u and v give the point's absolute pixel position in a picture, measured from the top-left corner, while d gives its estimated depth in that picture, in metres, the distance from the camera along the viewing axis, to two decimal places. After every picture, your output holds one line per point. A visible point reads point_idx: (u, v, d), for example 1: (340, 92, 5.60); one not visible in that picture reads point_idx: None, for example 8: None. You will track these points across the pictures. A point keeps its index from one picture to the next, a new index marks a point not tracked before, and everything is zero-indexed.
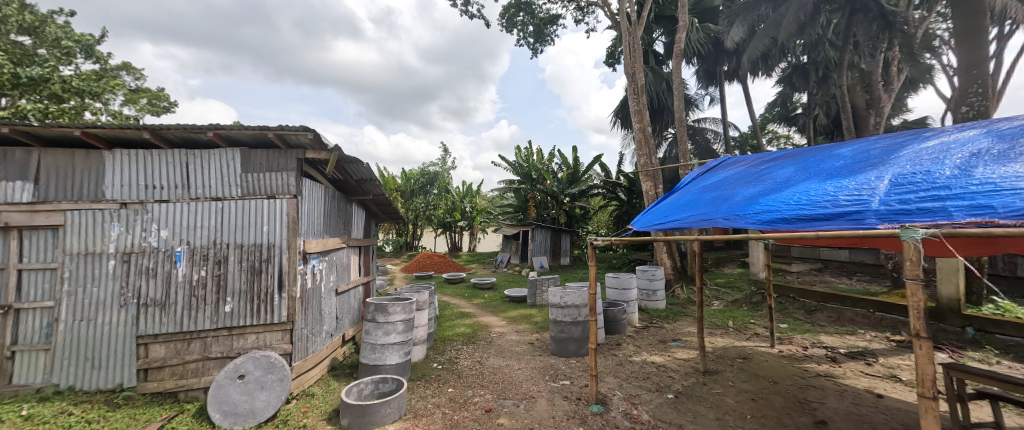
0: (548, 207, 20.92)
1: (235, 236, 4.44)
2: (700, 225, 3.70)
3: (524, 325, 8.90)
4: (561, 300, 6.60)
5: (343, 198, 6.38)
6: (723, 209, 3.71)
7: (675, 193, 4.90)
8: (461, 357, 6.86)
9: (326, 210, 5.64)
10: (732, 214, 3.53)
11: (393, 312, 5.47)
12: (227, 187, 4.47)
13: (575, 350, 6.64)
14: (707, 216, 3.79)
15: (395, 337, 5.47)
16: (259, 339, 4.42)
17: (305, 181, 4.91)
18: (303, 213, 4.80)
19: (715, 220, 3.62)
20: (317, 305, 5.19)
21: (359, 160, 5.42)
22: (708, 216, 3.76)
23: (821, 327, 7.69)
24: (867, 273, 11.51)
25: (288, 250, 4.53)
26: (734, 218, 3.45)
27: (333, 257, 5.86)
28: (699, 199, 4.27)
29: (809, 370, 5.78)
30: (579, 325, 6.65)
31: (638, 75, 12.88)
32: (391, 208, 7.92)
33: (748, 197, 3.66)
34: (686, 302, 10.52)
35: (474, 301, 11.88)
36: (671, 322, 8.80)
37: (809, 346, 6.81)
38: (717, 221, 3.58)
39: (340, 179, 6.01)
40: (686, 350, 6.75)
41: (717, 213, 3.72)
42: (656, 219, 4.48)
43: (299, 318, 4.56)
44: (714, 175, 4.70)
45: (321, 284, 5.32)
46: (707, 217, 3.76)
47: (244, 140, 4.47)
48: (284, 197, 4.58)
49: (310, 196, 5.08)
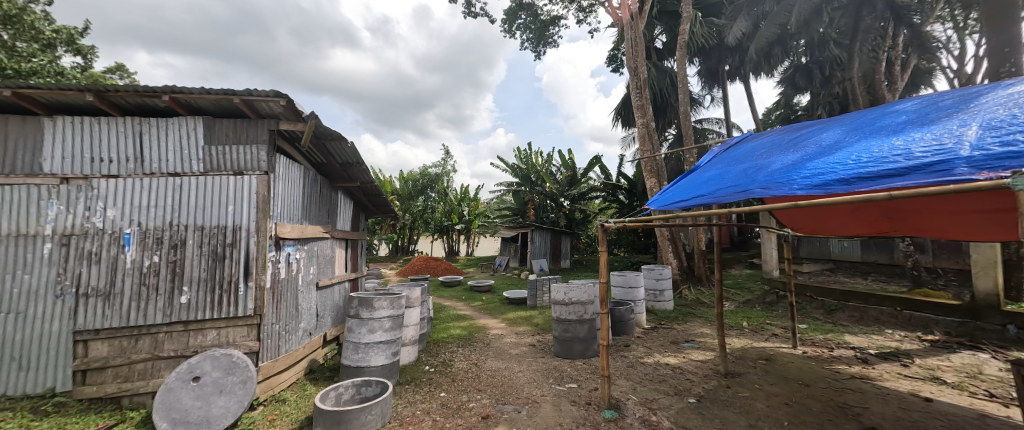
0: (547, 210, 20.48)
1: (195, 217, 3.87)
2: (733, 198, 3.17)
3: (524, 327, 8.30)
4: (565, 297, 6.06)
5: (327, 184, 5.83)
6: (759, 178, 3.20)
7: (696, 170, 4.39)
8: (456, 359, 6.28)
9: (306, 194, 5.10)
10: (772, 182, 3.01)
11: (379, 307, 4.91)
12: (186, 162, 3.90)
13: (581, 351, 6.05)
14: (740, 188, 3.27)
15: (381, 335, 4.89)
16: (220, 336, 3.82)
17: (280, 157, 4.37)
18: (276, 194, 4.25)
19: (750, 191, 3.10)
20: (292, 299, 4.62)
21: (342, 138, 4.89)
22: (741, 188, 3.25)
23: (844, 326, 7.14)
24: (882, 273, 11.02)
25: (256, 233, 3.97)
26: (776, 186, 2.93)
27: (314, 248, 5.29)
28: (727, 171, 3.76)
29: (840, 372, 5.22)
30: (585, 324, 6.08)
31: (640, 70, 12.46)
32: (381, 199, 7.40)
33: (791, 162, 3.13)
34: (695, 303, 9.96)
35: (471, 303, 11.30)
36: (681, 323, 8.24)
37: (835, 347, 6.25)
38: (754, 191, 3.07)
39: (323, 161, 5.48)
40: (702, 351, 6.17)
41: (752, 182, 3.20)
42: (677, 198, 3.97)
43: (268, 312, 3.99)
44: (741, 148, 4.21)
45: (297, 277, 4.75)
46: (741, 188, 3.24)
47: (207, 107, 3.91)
48: (253, 173, 4.03)
49: (287, 176, 4.54)
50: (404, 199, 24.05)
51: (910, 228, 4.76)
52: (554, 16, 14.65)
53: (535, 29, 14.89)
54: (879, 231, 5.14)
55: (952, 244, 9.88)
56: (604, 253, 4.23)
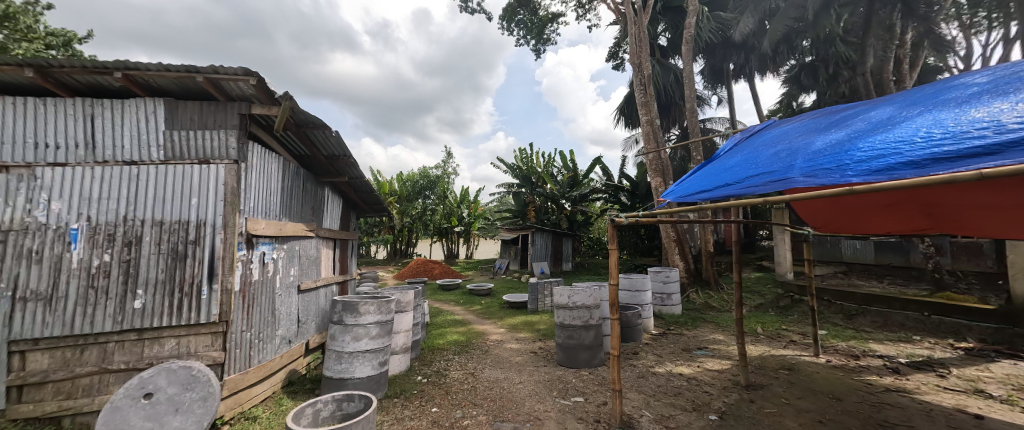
0: (547, 212, 20.03)
1: (153, 210, 3.43)
2: (768, 187, 2.71)
3: (525, 333, 7.82)
4: (569, 301, 5.61)
5: (311, 179, 5.39)
6: (798, 164, 2.73)
7: (715, 160, 3.94)
8: (452, 368, 5.81)
9: (286, 189, 4.66)
10: (815, 168, 2.56)
11: (364, 312, 4.46)
12: (144, 149, 3.47)
13: (586, 359, 5.58)
14: (774, 176, 2.81)
15: (366, 344, 4.42)
16: (180, 346, 3.37)
17: (253, 145, 3.93)
18: (248, 185, 3.82)
19: (788, 178, 2.64)
20: (268, 303, 4.17)
21: (325, 127, 4.46)
22: (775, 175, 2.78)
23: (868, 333, 6.67)
24: (898, 276, 10.55)
25: (223, 229, 3.53)
26: (821, 172, 2.47)
27: (295, 247, 4.85)
28: (754, 158, 3.30)
29: (872, 384, 4.74)
30: (591, 330, 5.62)
31: (644, 66, 12.04)
32: (373, 197, 6.96)
33: (835, 145, 2.68)
34: (704, 307, 9.49)
35: (470, 308, 10.82)
36: (692, 329, 7.78)
37: (861, 356, 5.78)
38: (793, 179, 2.61)
39: (307, 153, 5.04)
40: (717, 360, 5.70)
41: (790, 169, 2.74)
42: (695, 189, 3.49)
43: (235, 318, 3.54)
44: (767, 134, 3.75)
45: (274, 279, 4.30)
46: (776, 176, 2.78)
47: (168, 87, 3.48)
48: (221, 162, 3.60)
49: (262, 166, 4.10)
50: (403, 201, 23.58)
51: (951, 225, 4.32)
52: (553, 14, 14.28)
53: (534, 27, 14.52)
54: (914, 229, 4.69)
55: (973, 245, 9.43)
56: (613, 252, 3.77)
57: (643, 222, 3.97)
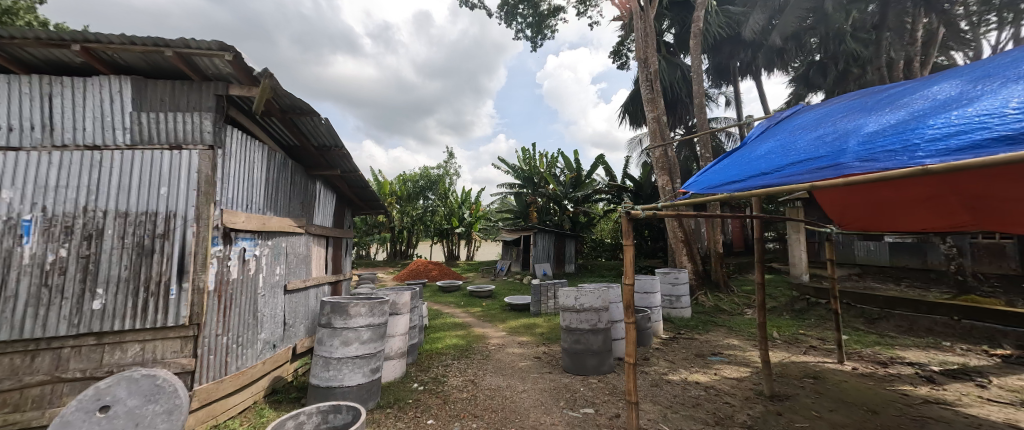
0: (550, 213, 19.67)
1: (118, 200, 3.07)
2: (817, 173, 2.34)
3: (527, 337, 7.44)
4: (576, 303, 5.26)
5: (301, 171, 5.05)
6: (850, 149, 2.37)
7: (741, 149, 3.59)
8: (450, 375, 5.44)
9: (272, 181, 4.32)
10: (876, 152, 2.19)
11: (355, 314, 4.10)
12: (108, 131, 3.12)
13: (594, 366, 5.20)
14: (821, 162, 2.44)
15: (356, 349, 4.06)
16: (145, 351, 3.02)
17: (232, 130, 3.59)
18: (226, 175, 3.48)
19: (841, 164, 2.27)
20: (249, 305, 3.81)
21: (313, 113, 4.12)
22: (822, 161, 2.42)
23: (893, 338, 6.28)
24: (915, 278, 10.14)
25: (196, 222, 3.19)
26: (882, 155, 2.12)
27: (282, 245, 4.50)
28: (791, 144, 2.94)
29: (908, 394, 4.35)
30: (600, 334, 5.25)
31: (650, 61, 11.68)
32: (369, 193, 6.61)
33: (893, 126, 2.32)
34: (714, 310, 9.10)
35: (470, 310, 10.45)
36: (703, 333, 7.39)
37: (889, 363, 5.39)
38: (846, 165, 2.25)
39: (295, 144, 4.70)
40: (735, 367, 5.32)
41: (841, 154, 2.37)
42: (723, 180, 3.11)
43: (208, 321, 3.18)
44: (801, 121, 3.39)
45: (257, 278, 3.94)
46: (824, 161, 2.42)
47: (136, 63, 3.13)
48: (195, 147, 3.26)
49: (241, 153, 3.75)
50: (402, 201, 23.21)
51: (995, 222, 3.95)
52: (555, 8, 13.96)
53: (535, 22, 14.21)
54: (951, 224, 4.32)
55: (995, 246, 9.02)
56: (628, 247, 3.39)
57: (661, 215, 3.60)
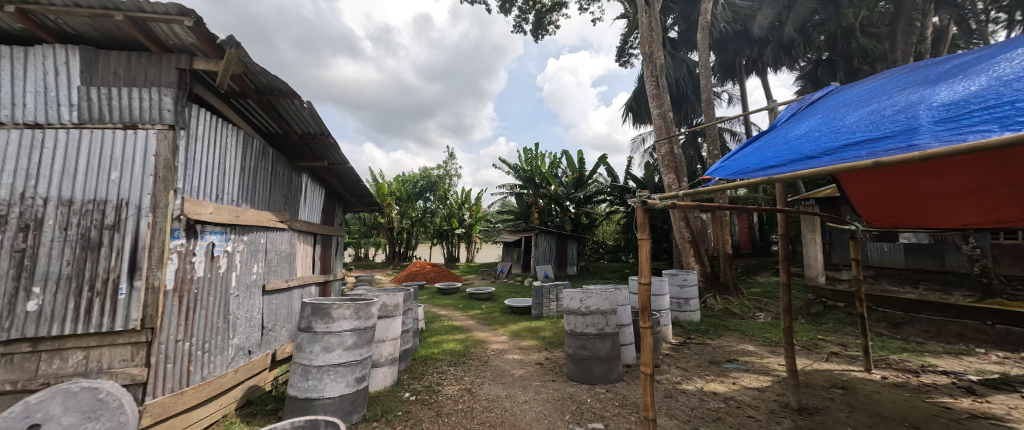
0: (551, 214, 19.28)
1: (60, 185, 2.67)
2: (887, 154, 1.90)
3: (529, 341, 7.03)
4: (581, 305, 4.87)
5: (284, 162, 4.67)
6: (923, 126, 1.94)
7: (769, 132, 3.15)
8: (445, 383, 5.03)
9: (249, 171, 3.93)
10: (962, 130, 1.77)
11: (338, 318, 3.69)
12: (52, 108, 2.74)
13: (602, 374, 4.78)
14: (884, 143, 2.02)
15: (339, 355, 3.65)
16: (90, 360, 2.63)
17: (198, 110, 3.20)
18: (191, 160, 3.10)
19: (917, 144, 1.84)
20: (219, 306, 3.42)
21: (294, 97, 3.72)
22: (887, 141, 1.99)
23: (920, 345, 5.85)
24: (933, 281, 9.71)
25: (152, 211, 2.80)
26: (977, 133, 1.69)
27: (260, 241, 4.11)
28: (837, 122, 2.49)
29: (950, 408, 3.93)
30: (607, 339, 4.84)
31: (656, 56, 11.33)
32: (361, 188, 6.24)
33: (979, 100, 1.90)
34: (724, 314, 8.68)
35: (469, 313, 10.03)
36: (715, 338, 6.97)
37: (921, 371, 4.97)
38: (926, 144, 1.82)
39: (277, 131, 4.33)
40: (754, 375, 4.90)
41: (912, 132, 1.95)
42: (755, 164, 2.65)
43: (165, 324, 2.80)
44: (842, 97, 2.94)
45: (229, 276, 3.56)
46: (894, 140, 1.97)
47: (85, 31, 2.74)
48: (152, 127, 2.88)
49: (210, 137, 3.36)
50: (402, 202, 22.84)
51: None
52: (557, 3, 13.62)
53: (535, 17, 13.87)
54: (998, 220, 3.89)
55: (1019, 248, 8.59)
56: (643, 242, 2.98)
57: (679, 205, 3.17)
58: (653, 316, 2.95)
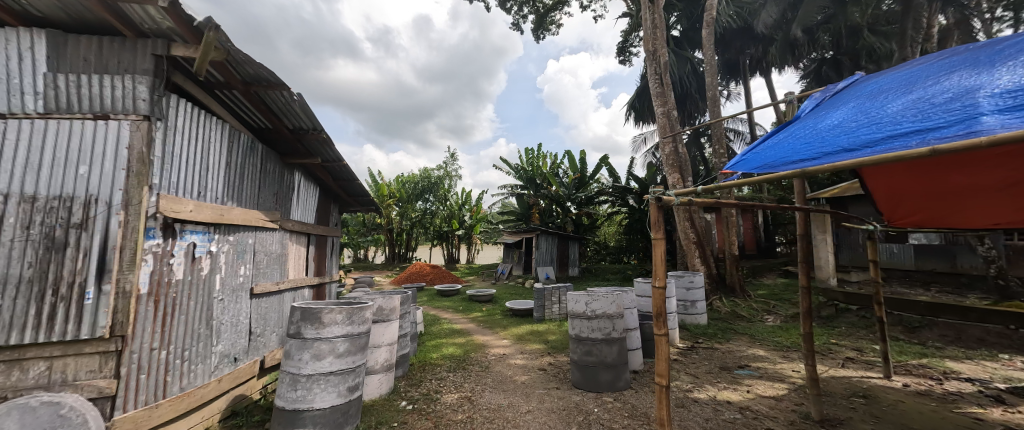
0: (552, 215, 19.06)
1: (21, 180, 2.44)
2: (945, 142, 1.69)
3: (531, 346, 6.80)
4: (587, 309, 4.64)
5: (274, 159, 4.45)
6: (986, 113, 1.73)
7: (792, 122, 2.93)
8: (444, 390, 4.79)
9: (236, 167, 3.71)
10: None
11: (328, 323, 3.46)
12: (15, 97, 2.52)
13: (609, 381, 4.54)
14: (939, 131, 1.80)
15: (330, 363, 3.42)
16: (54, 371, 2.41)
17: (177, 101, 2.98)
18: (169, 153, 2.88)
19: (982, 132, 1.63)
20: (202, 311, 3.20)
21: (285, 89, 3.51)
22: (944, 129, 1.78)
23: (940, 349, 5.61)
24: (945, 283, 9.46)
25: (124, 209, 2.58)
26: None
27: (248, 241, 3.89)
28: (876, 110, 2.26)
29: (982, 419, 3.68)
30: (614, 345, 4.60)
31: (659, 53, 11.13)
32: (356, 186, 6.02)
33: None
34: (731, 317, 8.44)
35: (469, 315, 9.80)
36: (724, 342, 6.73)
37: (944, 378, 4.73)
38: (995, 131, 1.60)
39: (267, 126, 4.11)
40: (768, 383, 4.66)
41: (972, 120, 1.74)
42: (782, 155, 2.41)
43: (136, 332, 2.57)
44: (873, 85, 2.71)
45: (213, 279, 3.33)
46: (954, 128, 1.75)
47: (50, 12, 2.52)
48: (126, 117, 2.66)
49: (192, 130, 3.14)
50: (402, 203, 22.62)
51: None
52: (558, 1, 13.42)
53: (536, 15, 13.67)
54: None
55: None
56: (658, 242, 2.75)
57: (694, 199, 2.93)
58: (669, 321, 2.72)
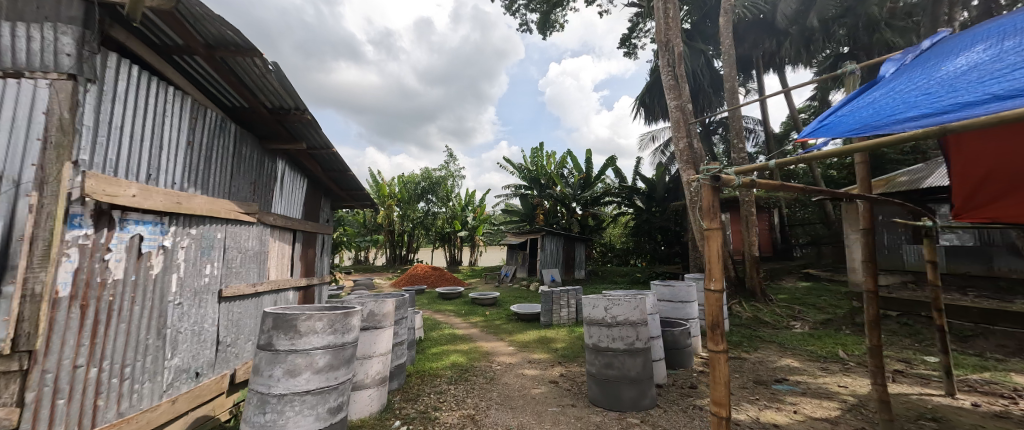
0: (557, 216, 18.51)
1: None
2: None
3: (539, 354, 6.22)
4: (607, 315, 4.07)
5: (251, 143, 3.91)
6: None
7: (874, 86, 2.46)
8: (444, 407, 4.22)
9: (201, 149, 3.17)
10: None
11: (306, 332, 2.90)
12: None
13: (633, 399, 3.96)
14: None
15: (306, 381, 2.85)
16: None
17: (118, 61, 2.44)
18: (106, 125, 2.35)
19: None
20: (151, 318, 2.65)
21: (261, 60, 2.98)
22: None
23: (1001, 362, 4.99)
24: (982, 287, 8.82)
25: (36, 189, 2.03)
26: None
27: (218, 237, 3.36)
28: (1016, 57, 1.78)
29: None
30: (638, 357, 4.01)
31: (673, 44, 10.52)
32: (349, 179, 5.49)
33: None
34: (754, 322, 7.83)
35: (472, 319, 9.24)
36: (752, 351, 6.12)
37: (1017, 396, 4.12)
38: None
39: (241, 104, 3.56)
40: (815, 401, 4.07)
41: None
42: (889, 112, 1.91)
43: (47, 346, 2.02)
44: (978, 40, 2.26)
45: (167, 279, 2.79)
46: None
47: None
48: (46, 76, 2.13)
49: (140, 100, 2.60)
50: (403, 204, 22.08)
51: None
52: None
53: (540, 13, 13.16)
54: None
55: None
56: (711, 232, 2.19)
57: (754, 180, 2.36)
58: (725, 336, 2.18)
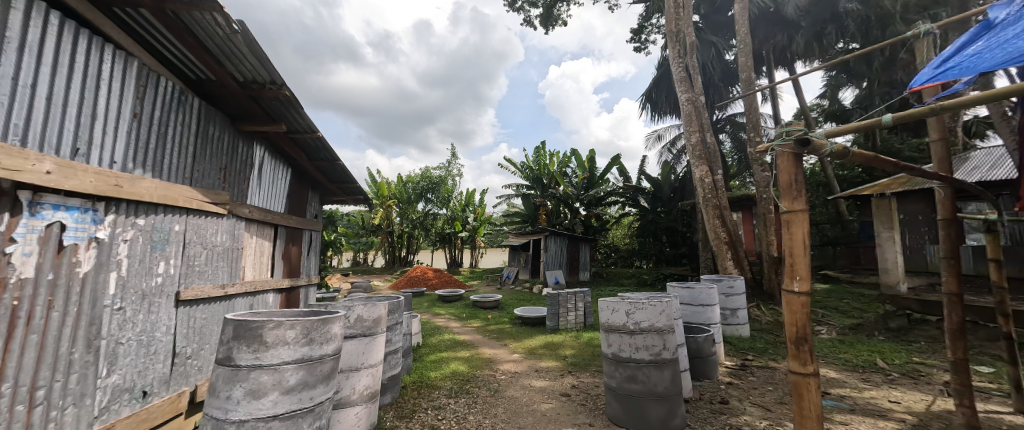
0: (560, 216, 18.01)
1: None
2: None
3: (547, 362, 5.68)
4: (629, 321, 3.55)
5: (220, 124, 3.40)
6: None
7: (994, 25, 2.48)
8: (443, 426, 3.70)
9: (152, 124, 2.66)
10: None
11: (274, 344, 2.37)
12: None
13: (660, 418, 3.43)
14: None
15: (272, 406, 2.32)
16: None
17: (30, 4, 1.93)
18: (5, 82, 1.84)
19: None
20: (75, 328, 2.13)
21: (227, 18, 2.44)
22: None
23: None
24: None
25: None
26: None
27: (177, 231, 2.86)
28: None
29: None
30: (666, 369, 3.49)
31: (684, 34, 10.00)
32: (339, 169, 4.98)
33: None
34: (776, 327, 7.29)
35: (473, 323, 8.72)
36: (780, 360, 5.59)
37: None
38: None
39: (208, 76, 3.05)
40: (869, 420, 3.54)
41: None
42: None
43: None
44: None
45: (103, 279, 2.29)
46: None
47: None
48: None
49: (58, 54, 2.08)
50: (402, 204, 21.59)
51: None
52: None
53: (544, 6, 12.68)
54: None
55: None
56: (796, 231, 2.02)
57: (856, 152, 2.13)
58: (814, 355, 2.04)
